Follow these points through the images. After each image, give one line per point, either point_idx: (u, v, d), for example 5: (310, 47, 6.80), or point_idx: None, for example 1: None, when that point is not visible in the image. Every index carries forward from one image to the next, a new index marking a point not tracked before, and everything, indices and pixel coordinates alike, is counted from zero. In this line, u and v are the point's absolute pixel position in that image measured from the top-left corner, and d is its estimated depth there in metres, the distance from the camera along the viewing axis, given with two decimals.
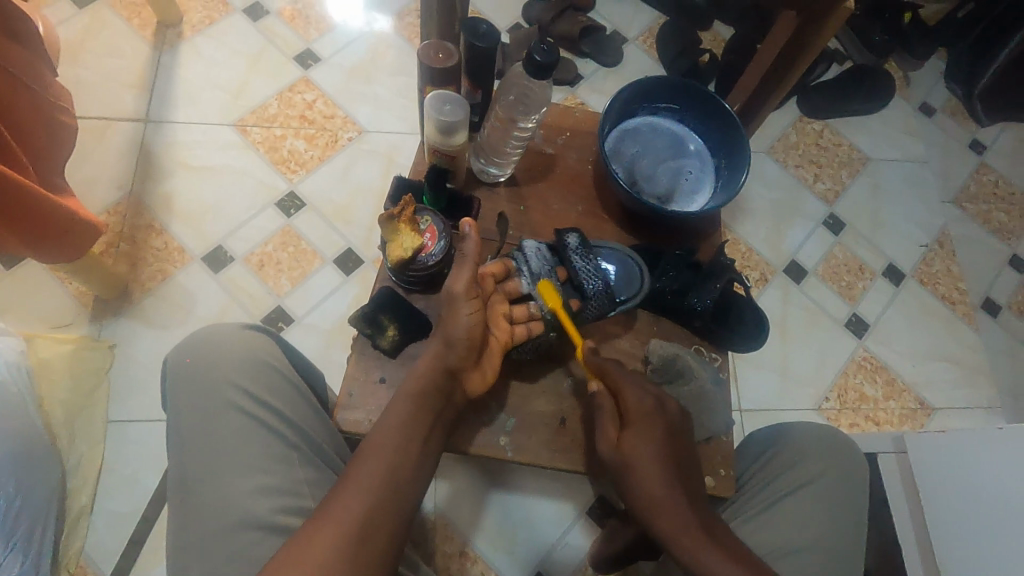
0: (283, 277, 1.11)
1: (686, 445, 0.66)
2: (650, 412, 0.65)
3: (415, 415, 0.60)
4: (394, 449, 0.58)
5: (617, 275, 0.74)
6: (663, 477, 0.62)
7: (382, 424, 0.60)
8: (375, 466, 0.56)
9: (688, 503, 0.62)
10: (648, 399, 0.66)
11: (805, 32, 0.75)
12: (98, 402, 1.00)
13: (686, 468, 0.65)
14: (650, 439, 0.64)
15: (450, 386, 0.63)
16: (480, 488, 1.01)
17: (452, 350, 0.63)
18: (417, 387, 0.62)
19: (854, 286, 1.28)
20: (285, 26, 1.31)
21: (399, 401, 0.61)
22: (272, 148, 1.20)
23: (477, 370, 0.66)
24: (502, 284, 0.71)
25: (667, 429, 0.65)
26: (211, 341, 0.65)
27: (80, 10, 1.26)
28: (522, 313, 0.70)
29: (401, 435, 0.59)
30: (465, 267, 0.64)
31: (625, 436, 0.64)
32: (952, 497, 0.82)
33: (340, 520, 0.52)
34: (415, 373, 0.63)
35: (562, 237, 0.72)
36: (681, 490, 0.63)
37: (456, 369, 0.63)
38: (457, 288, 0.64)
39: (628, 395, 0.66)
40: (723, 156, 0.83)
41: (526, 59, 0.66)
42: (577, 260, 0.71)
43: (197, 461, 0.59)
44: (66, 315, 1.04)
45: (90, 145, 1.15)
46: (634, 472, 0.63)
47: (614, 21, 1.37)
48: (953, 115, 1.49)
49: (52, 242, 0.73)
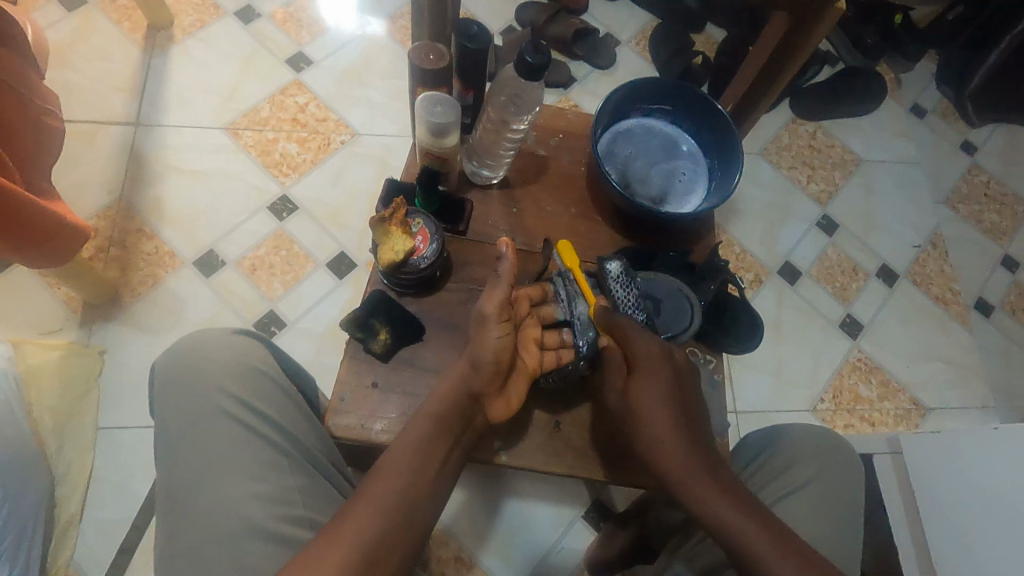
0: (275, 281, 1.10)
1: (695, 391, 0.65)
2: (659, 358, 0.64)
3: (436, 438, 0.60)
4: (411, 469, 0.57)
5: (664, 307, 0.72)
6: (670, 421, 0.62)
7: (400, 441, 0.59)
8: (391, 485, 0.55)
9: (699, 452, 0.61)
10: (656, 343, 0.64)
11: (797, 33, 0.75)
12: (87, 409, 0.98)
13: (694, 414, 0.64)
14: (657, 377, 0.63)
15: (470, 409, 0.63)
16: (476, 493, 1.00)
17: (476, 374, 0.62)
18: (438, 410, 0.61)
19: (848, 286, 1.28)
20: (277, 29, 1.30)
21: (420, 423, 0.61)
22: (264, 151, 1.19)
23: (502, 396, 0.65)
24: (536, 308, 0.71)
25: (676, 374, 0.64)
26: (201, 347, 0.64)
27: (70, 13, 1.25)
28: (553, 339, 0.69)
29: (421, 453, 0.58)
30: (500, 288, 0.63)
31: (633, 382, 0.64)
32: (947, 497, 0.82)
33: (354, 536, 0.51)
34: (437, 395, 0.63)
35: (604, 264, 0.71)
36: (688, 437, 0.62)
37: (479, 393, 0.63)
38: (486, 309, 0.63)
39: (636, 343, 0.64)
40: (716, 157, 0.83)
41: (518, 61, 0.65)
42: (617, 290, 0.69)
43: (186, 468, 0.59)
44: (54, 321, 1.03)
45: (80, 149, 1.14)
46: (641, 421, 0.63)
47: (607, 23, 1.37)
48: (944, 117, 1.50)
49: (40, 246, 0.72)
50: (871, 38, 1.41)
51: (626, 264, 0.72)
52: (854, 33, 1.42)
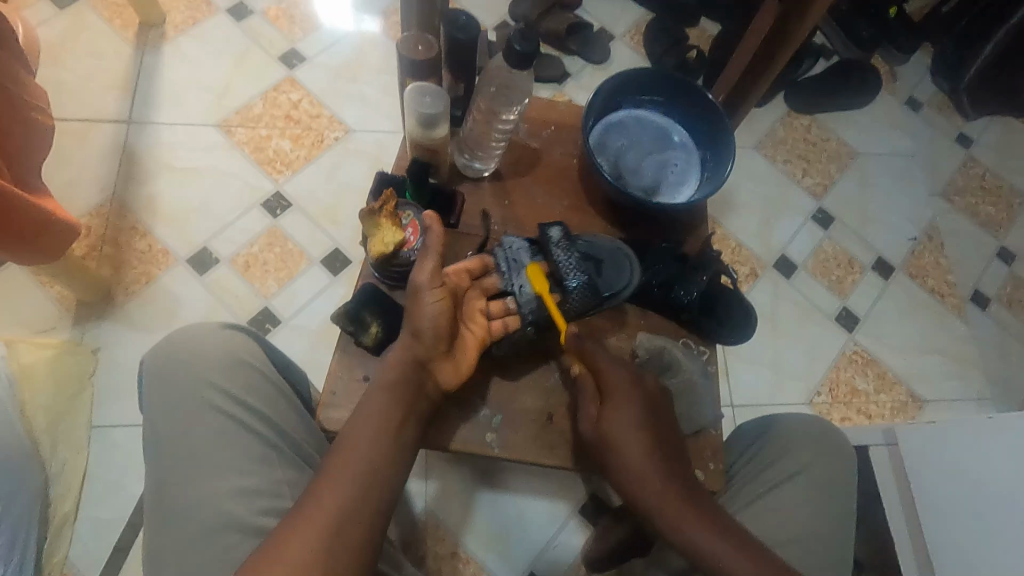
0: (269, 278, 1.10)
1: (666, 416, 0.67)
2: (629, 387, 0.66)
3: (386, 407, 0.59)
4: (365, 438, 0.57)
5: (605, 266, 0.72)
6: (645, 450, 0.63)
7: (354, 420, 0.59)
8: (351, 465, 0.55)
9: (674, 480, 0.63)
10: (626, 372, 0.67)
11: (788, 23, 0.74)
12: (81, 408, 0.98)
13: (667, 440, 0.66)
14: (629, 406, 0.65)
15: (423, 378, 0.63)
16: (472, 489, 1.00)
17: (419, 341, 0.63)
18: (391, 378, 0.61)
19: (844, 280, 1.28)
20: (269, 26, 1.29)
21: (372, 393, 0.61)
22: (257, 148, 1.19)
23: (450, 362, 0.65)
24: (478, 280, 0.71)
25: (646, 399, 0.66)
26: (189, 341, 0.64)
27: (61, 11, 1.24)
28: (498, 308, 0.70)
29: (376, 427, 0.58)
30: (429, 258, 0.63)
31: (607, 410, 0.65)
32: (943, 490, 0.82)
33: (319, 520, 0.51)
34: (386, 364, 0.63)
35: (544, 231, 0.71)
36: (662, 463, 0.64)
37: (425, 360, 0.63)
38: (420, 277, 0.63)
39: (607, 369, 0.67)
40: (708, 148, 0.83)
41: (507, 50, 0.65)
42: (560, 255, 0.69)
43: (173, 462, 0.58)
44: (47, 320, 1.02)
45: (71, 148, 1.14)
46: (617, 450, 0.63)
47: (601, 18, 1.37)
48: (939, 109, 1.50)
49: (30, 243, 0.72)
50: (866, 31, 1.40)
51: (568, 231, 0.73)
52: (848, 27, 1.43)
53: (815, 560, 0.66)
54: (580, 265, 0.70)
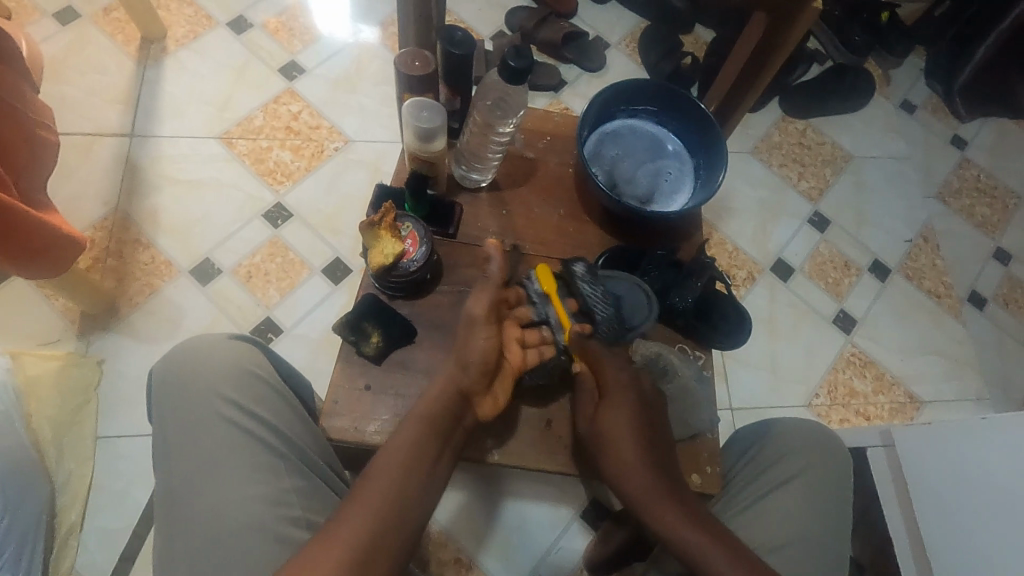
0: (271, 288, 1.11)
1: (660, 419, 0.69)
2: (627, 385, 0.68)
3: (425, 439, 0.60)
4: (404, 463, 0.58)
5: (626, 303, 0.72)
6: (634, 442, 0.65)
7: (391, 445, 0.59)
8: (381, 487, 0.56)
9: (665, 481, 0.64)
10: (626, 374, 0.68)
11: (775, 34, 0.76)
12: (86, 420, 0.99)
13: (658, 440, 0.67)
14: (622, 406, 0.67)
15: (462, 408, 0.64)
16: (475, 494, 1.01)
17: (466, 373, 0.64)
18: (430, 410, 0.62)
19: (841, 282, 1.29)
20: (269, 39, 1.31)
21: (412, 421, 0.61)
22: (258, 159, 1.21)
23: (490, 395, 0.66)
24: (513, 309, 0.70)
25: (642, 401, 0.68)
26: (196, 352, 0.65)
27: (64, 27, 1.26)
28: (533, 337, 0.69)
29: (409, 453, 0.59)
30: (488, 291, 0.67)
31: (603, 408, 0.67)
32: (940, 490, 0.83)
33: (346, 540, 0.52)
34: (428, 396, 0.63)
35: (570, 266, 0.70)
36: (650, 456, 0.65)
37: (468, 391, 0.64)
38: (474, 314, 0.66)
39: (607, 368, 0.68)
40: (701, 157, 0.84)
41: (501, 66, 0.66)
42: (586, 288, 0.69)
43: (182, 471, 0.59)
44: (52, 332, 1.03)
45: (75, 161, 1.15)
46: (609, 446, 0.65)
47: (596, 26, 1.39)
48: (934, 112, 1.51)
49: (37, 257, 0.73)
50: (858, 36, 1.40)
51: (591, 266, 0.73)
52: (841, 30, 1.41)
53: (808, 562, 0.66)
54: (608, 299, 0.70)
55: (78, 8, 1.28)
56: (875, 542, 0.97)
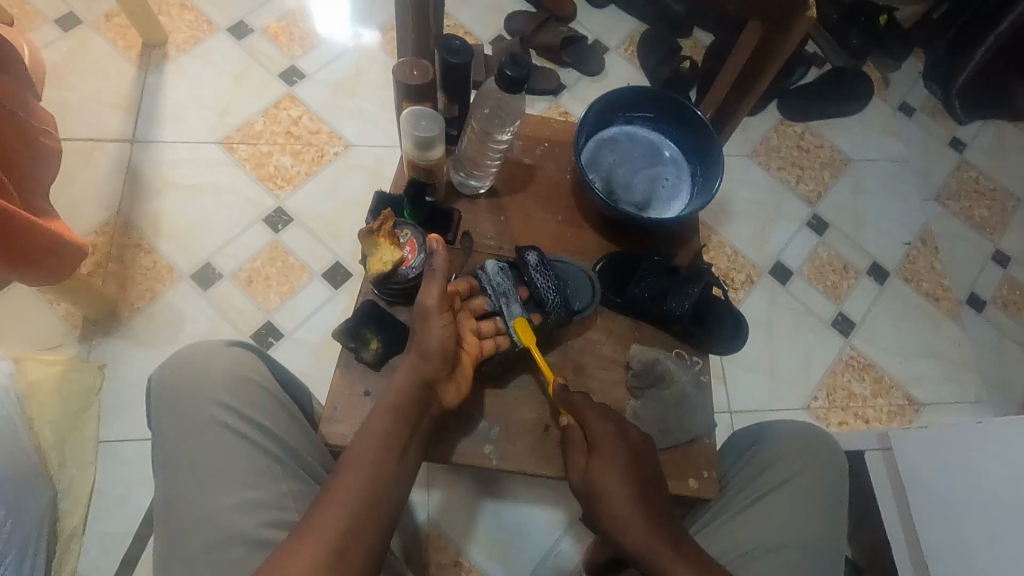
0: (271, 292, 1.12)
1: (651, 469, 0.68)
2: (615, 438, 0.67)
3: (391, 430, 0.61)
4: (373, 453, 0.59)
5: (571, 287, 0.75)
6: (627, 495, 0.64)
7: (360, 440, 0.60)
8: (356, 476, 0.57)
9: (658, 531, 0.63)
10: (610, 425, 0.67)
11: (770, 41, 0.76)
12: (87, 424, 1.00)
13: (652, 490, 0.66)
14: (613, 459, 0.66)
15: (427, 400, 0.64)
16: (474, 497, 1.01)
17: (428, 363, 0.64)
18: (397, 399, 0.63)
19: (839, 285, 1.30)
20: (270, 44, 1.32)
21: (380, 414, 0.62)
22: (258, 164, 1.21)
23: (452, 381, 0.67)
24: (467, 301, 0.71)
25: (631, 450, 0.67)
26: (194, 358, 0.65)
27: (66, 33, 1.27)
28: (489, 327, 0.70)
29: (380, 440, 0.60)
30: (435, 282, 0.65)
31: (592, 462, 0.66)
32: (937, 494, 0.83)
33: (324, 530, 0.53)
34: (393, 386, 0.64)
35: (522, 255, 0.73)
36: (644, 508, 0.64)
37: (431, 380, 0.64)
38: (429, 305, 0.65)
39: (592, 422, 0.67)
40: (698, 162, 0.85)
41: (498, 75, 0.67)
42: (537, 278, 0.72)
43: (181, 476, 0.60)
44: (55, 337, 1.04)
45: (77, 167, 1.16)
46: (602, 499, 0.65)
47: (595, 30, 1.39)
48: (932, 114, 1.52)
49: (40, 264, 0.74)
50: (857, 39, 1.42)
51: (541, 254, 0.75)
52: (840, 33, 1.43)
53: (803, 565, 0.67)
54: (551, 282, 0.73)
55: (79, 14, 1.29)
56: (872, 545, 0.97)
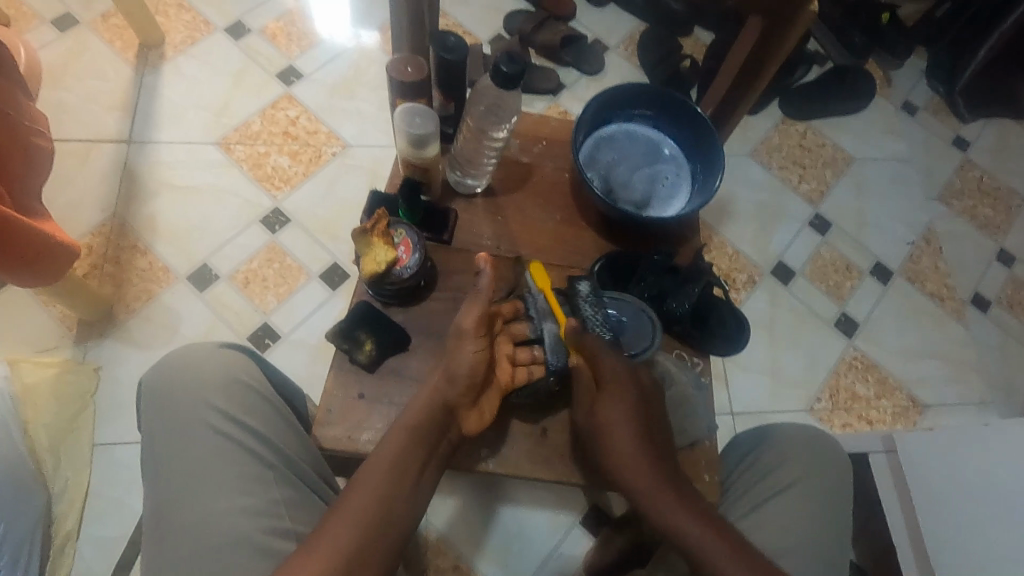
0: (268, 294, 1.11)
1: (657, 409, 0.69)
2: (625, 380, 0.67)
3: (408, 455, 0.61)
4: (383, 478, 0.58)
5: (629, 328, 0.72)
6: (633, 437, 0.65)
7: (374, 460, 0.60)
8: (370, 497, 0.57)
9: (660, 466, 0.65)
10: (622, 368, 0.67)
11: (770, 37, 0.75)
12: (82, 427, 0.99)
13: (657, 435, 0.67)
14: (622, 399, 0.66)
15: (446, 423, 0.64)
16: (472, 500, 1.00)
17: (452, 387, 0.63)
18: (416, 421, 0.62)
19: (842, 285, 1.28)
20: (267, 44, 1.31)
21: (397, 434, 0.62)
22: (255, 165, 1.20)
23: (475, 409, 0.65)
24: (507, 324, 0.70)
25: (640, 393, 0.68)
26: (187, 361, 0.65)
27: (63, 34, 1.26)
28: (525, 355, 0.68)
29: (397, 463, 0.60)
30: (478, 304, 0.63)
31: (602, 399, 0.67)
32: (943, 496, 0.82)
33: (331, 550, 0.52)
34: (413, 408, 0.64)
35: (574, 285, 0.71)
36: (650, 452, 0.66)
37: (453, 404, 0.64)
38: (464, 326, 0.64)
39: (604, 362, 0.67)
40: (698, 161, 0.84)
41: (494, 71, 0.66)
42: (587, 309, 0.69)
43: (170, 482, 0.59)
44: (49, 340, 1.03)
45: (72, 168, 1.15)
46: (609, 438, 0.65)
47: (595, 29, 1.38)
48: (935, 113, 1.51)
49: (32, 266, 0.73)
50: (858, 38, 1.40)
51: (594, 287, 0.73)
52: (841, 32, 1.42)
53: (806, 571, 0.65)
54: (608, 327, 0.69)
55: (76, 14, 1.28)
56: (876, 549, 0.96)
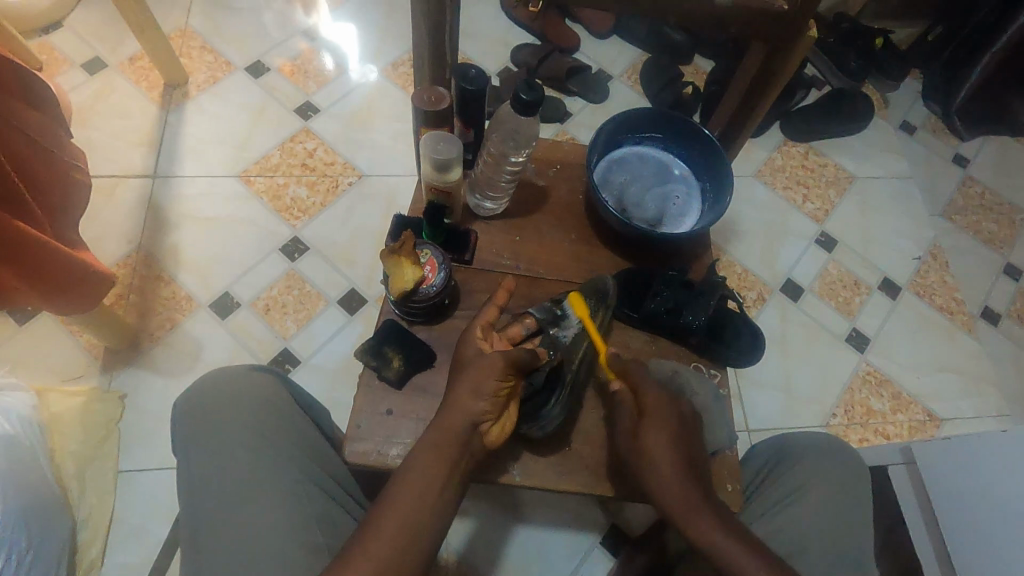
0: (288, 320, 1.13)
1: (697, 438, 0.68)
2: (666, 407, 0.67)
3: (433, 469, 0.59)
4: (421, 483, 0.58)
5: (585, 286, 0.77)
6: (673, 461, 0.64)
7: (409, 469, 0.59)
8: (413, 494, 0.57)
9: (702, 491, 0.63)
10: (665, 396, 0.68)
11: (773, 63, 0.79)
12: (107, 454, 1.00)
13: (697, 461, 0.66)
14: (663, 425, 0.66)
15: (469, 439, 0.62)
16: (493, 522, 1.00)
17: (479, 400, 0.63)
18: (443, 434, 0.61)
19: (852, 301, 1.30)
20: (285, 81, 1.37)
21: (425, 447, 0.60)
22: (275, 196, 1.25)
23: (495, 424, 0.66)
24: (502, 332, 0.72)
25: (680, 419, 0.67)
26: (220, 383, 0.67)
27: (91, 77, 1.32)
28: (518, 333, 0.72)
29: (429, 474, 0.58)
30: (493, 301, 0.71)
31: (644, 423, 0.66)
32: (966, 507, 0.81)
33: (388, 532, 0.54)
34: (442, 421, 0.62)
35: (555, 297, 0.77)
36: (692, 477, 0.64)
37: (478, 420, 0.63)
38: (496, 361, 0.64)
39: (647, 389, 0.68)
40: (707, 180, 0.87)
41: (513, 98, 0.69)
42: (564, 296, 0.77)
43: (206, 498, 0.60)
44: (76, 369, 1.06)
45: (100, 203, 1.20)
46: (649, 461, 0.64)
47: (599, 59, 1.44)
48: (933, 131, 1.54)
49: (68, 293, 0.76)
50: (855, 61, 1.44)
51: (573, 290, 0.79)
52: (838, 56, 1.46)
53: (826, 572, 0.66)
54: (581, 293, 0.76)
55: (104, 57, 1.35)
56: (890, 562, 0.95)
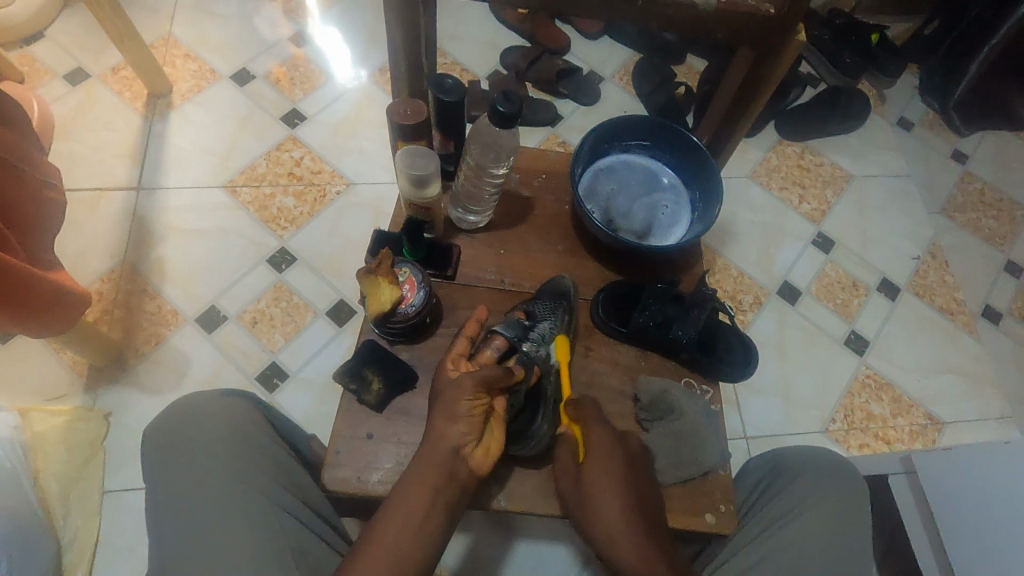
0: (276, 333, 1.11)
1: (647, 480, 0.66)
2: (613, 447, 0.66)
3: (418, 498, 0.57)
4: (399, 528, 0.55)
5: (549, 293, 0.76)
6: (621, 503, 0.62)
7: (387, 510, 0.57)
8: (390, 539, 0.55)
9: (651, 534, 0.61)
10: (609, 436, 0.67)
11: (762, 66, 0.77)
12: (91, 474, 0.98)
13: (647, 504, 0.64)
14: (608, 466, 0.65)
15: (454, 465, 0.60)
16: (486, 537, 0.98)
17: (455, 424, 0.61)
18: (424, 462, 0.59)
19: (850, 303, 1.28)
20: (272, 88, 1.35)
21: (407, 480, 0.59)
22: (261, 206, 1.22)
23: (480, 446, 0.63)
24: (472, 355, 0.69)
25: (627, 461, 0.66)
26: (191, 412, 0.66)
27: (74, 87, 1.30)
28: (487, 353, 0.69)
29: (411, 508, 0.57)
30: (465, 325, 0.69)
31: (586, 466, 0.65)
32: (967, 518, 0.79)
33: None
34: (422, 451, 0.60)
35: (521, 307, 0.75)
36: (642, 519, 0.62)
37: (458, 446, 0.60)
38: (464, 381, 0.62)
39: (592, 431, 0.67)
40: (696, 188, 0.85)
41: (490, 110, 0.67)
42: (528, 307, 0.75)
43: (177, 533, 0.59)
44: (61, 387, 1.04)
45: (83, 216, 1.18)
46: (594, 505, 0.63)
47: (590, 61, 1.42)
48: (932, 127, 1.52)
49: (42, 315, 0.74)
50: (850, 57, 1.41)
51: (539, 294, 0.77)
52: (833, 52, 1.43)
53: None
54: (547, 302, 0.75)
55: (87, 67, 1.32)
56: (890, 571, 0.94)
